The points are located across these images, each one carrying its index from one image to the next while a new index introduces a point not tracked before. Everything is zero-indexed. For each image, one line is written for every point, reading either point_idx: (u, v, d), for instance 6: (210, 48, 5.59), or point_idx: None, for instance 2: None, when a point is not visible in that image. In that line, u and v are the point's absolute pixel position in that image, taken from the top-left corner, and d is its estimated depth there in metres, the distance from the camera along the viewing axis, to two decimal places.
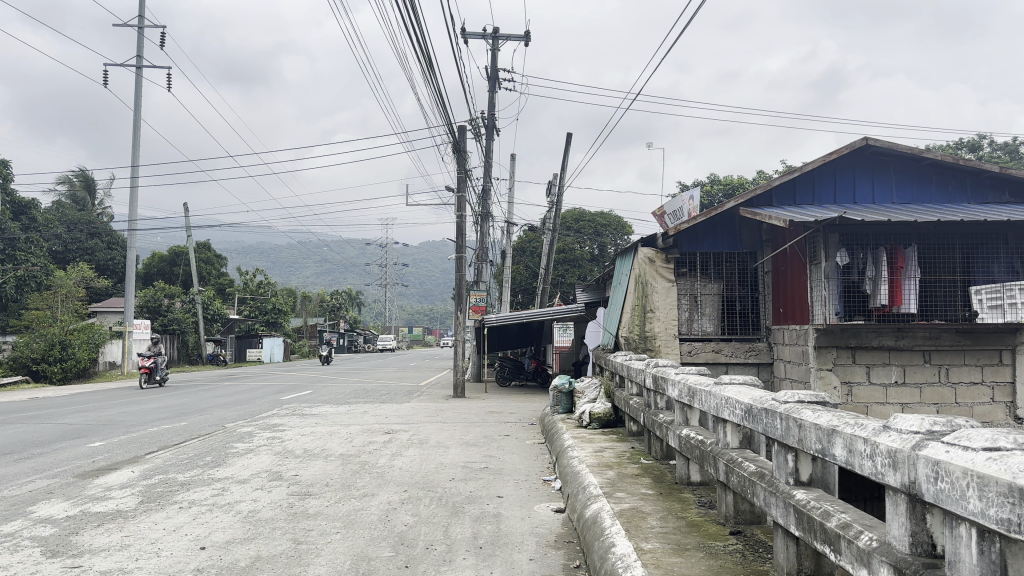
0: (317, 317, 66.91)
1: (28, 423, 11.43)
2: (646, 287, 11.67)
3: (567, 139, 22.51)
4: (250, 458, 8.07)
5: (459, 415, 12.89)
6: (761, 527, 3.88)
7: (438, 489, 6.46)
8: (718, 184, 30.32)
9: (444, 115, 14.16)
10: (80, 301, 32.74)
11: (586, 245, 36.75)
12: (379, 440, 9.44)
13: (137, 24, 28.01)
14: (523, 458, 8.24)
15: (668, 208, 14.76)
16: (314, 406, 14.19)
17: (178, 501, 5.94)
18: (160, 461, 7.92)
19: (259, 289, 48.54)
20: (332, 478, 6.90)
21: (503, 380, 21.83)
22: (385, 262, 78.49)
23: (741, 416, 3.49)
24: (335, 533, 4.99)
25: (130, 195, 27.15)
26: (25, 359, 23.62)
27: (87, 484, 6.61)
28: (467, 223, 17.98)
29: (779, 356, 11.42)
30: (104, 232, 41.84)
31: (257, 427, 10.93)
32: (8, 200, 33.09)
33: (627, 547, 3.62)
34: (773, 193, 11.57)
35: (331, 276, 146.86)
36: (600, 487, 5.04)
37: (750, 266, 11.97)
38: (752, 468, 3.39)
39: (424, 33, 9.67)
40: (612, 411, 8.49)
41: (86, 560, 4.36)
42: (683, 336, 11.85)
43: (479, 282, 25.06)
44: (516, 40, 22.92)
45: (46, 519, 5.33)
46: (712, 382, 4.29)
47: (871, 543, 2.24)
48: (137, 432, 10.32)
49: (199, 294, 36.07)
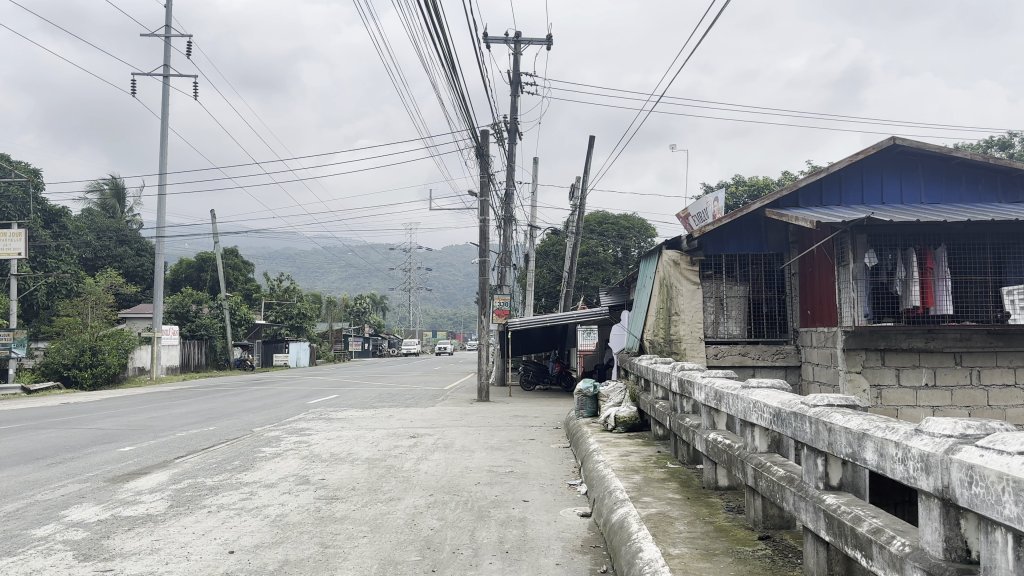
0: (343, 321, 67.52)
1: (62, 427, 11.72)
2: (671, 289, 11.67)
3: (591, 141, 22.46)
4: (278, 462, 8.17)
5: (483, 419, 12.88)
6: (790, 531, 3.83)
7: (463, 493, 6.48)
8: (742, 185, 30.15)
9: (466, 119, 14.20)
10: (110, 306, 33.38)
11: (609, 248, 36.68)
12: (404, 445, 9.48)
13: (165, 33, 28.45)
14: (548, 463, 8.22)
15: (692, 210, 14.66)
16: (341, 410, 14.31)
17: (206, 505, 6.00)
18: (189, 465, 8.02)
19: (285, 293, 49.01)
20: (358, 483, 6.92)
21: (527, 384, 21.67)
22: (409, 267, 78.79)
23: (769, 420, 3.45)
24: (361, 538, 5.01)
25: (159, 203, 27.41)
26: (56, 364, 24.09)
27: (117, 489, 6.70)
28: (490, 227, 17.99)
29: (807, 359, 11.29)
30: (133, 239, 42.36)
31: (284, 431, 11.01)
32: (40, 208, 33.87)
33: (654, 552, 3.60)
34: (800, 193, 11.48)
35: (355, 282, 147.99)
36: (627, 491, 5.01)
37: (777, 268, 11.84)
38: (781, 473, 3.36)
39: (446, 36, 9.69)
40: (637, 415, 8.42)
41: (117, 564, 4.41)
42: (709, 339, 11.80)
43: (503, 285, 25.01)
44: (539, 44, 22.99)
45: (77, 523, 5.41)
46: (740, 385, 4.25)
47: (904, 548, 2.20)
48: (167, 436, 10.45)
49: (226, 300, 36.53)
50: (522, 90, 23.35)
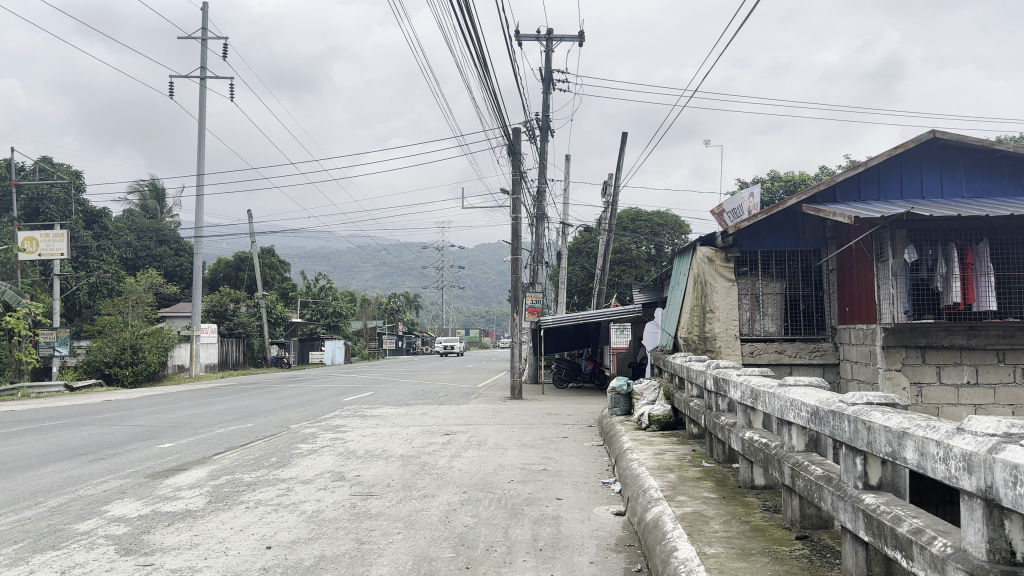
0: (378, 320, 68.09)
1: (103, 425, 11.94)
2: (706, 287, 11.55)
3: (623, 137, 22.35)
4: (314, 459, 8.24)
5: (516, 417, 12.91)
6: (828, 531, 3.77)
7: (497, 490, 6.48)
8: (778, 180, 29.81)
9: (499, 116, 14.22)
10: (150, 305, 33.96)
11: (642, 245, 36.50)
12: (438, 442, 9.51)
13: (201, 37, 28.84)
14: (582, 460, 8.19)
15: (728, 206, 14.53)
16: (376, 408, 14.43)
17: (244, 501, 6.08)
18: (228, 461, 8.13)
19: (321, 292, 49.58)
20: (393, 479, 6.98)
21: (559, 382, 21.68)
22: (442, 265, 79.22)
23: (807, 418, 3.40)
24: (396, 534, 5.04)
25: (197, 204, 27.82)
26: (98, 362, 24.63)
27: (157, 485, 6.81)
28: (522, 224, 17.98)
29: (845, 357, 11.12)
30: (173, 239, 43.15)
31: (319, 428, 11.13)
32: (82, 209, 34.61)
33: (690, 552, 3.58)
34: (837, 189, 11.31)
35: (389, 281, 149.15)
36: (661, 490, 4.98)
37: (815, 264, 11.68)
38: (818, 473, 3.31)
39: (477, 34, 9.74)
40: (672, 413, 8.37)
41: (157, 558, 4.49)
42: (745, 336, 11.69)
43: (535, 283, 24.93)
44: (571, 42, 22.93)
45: (118, 518, 5.52)
46: (776, 383, 4.19)
47: (946, 549, 2.15)
48: (205, 433, 10.60)
49: (263, 299, 36.98)
50: (555, 88, 23.32)
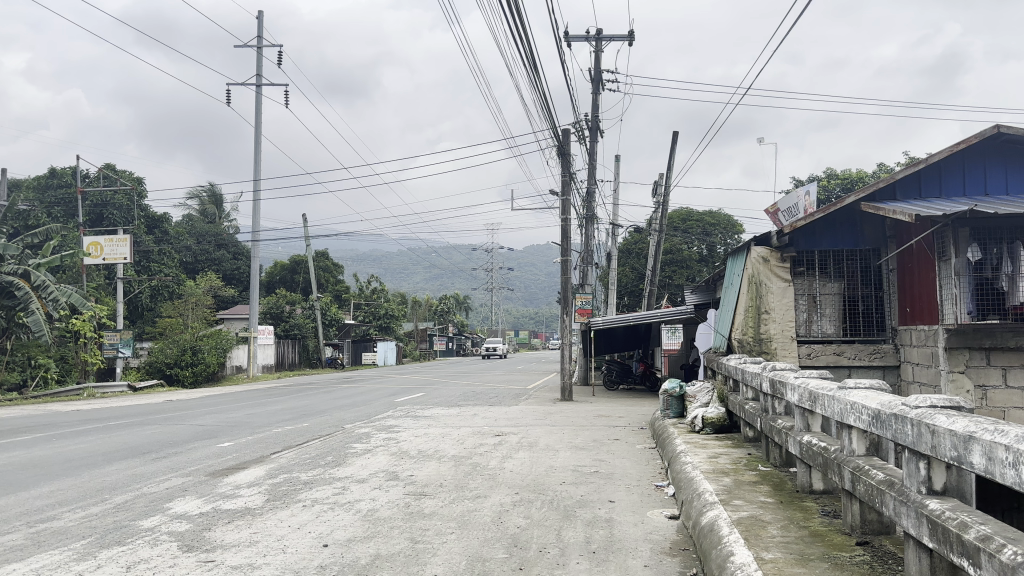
0: (428, 321, 68.68)
1: (166, 423, 12.29)
2: (761, 287, 11.39)
3: (674, 137, 22.13)
4: (368, 458, 8.34)
5: (567, 419, 12.88)
6: (890, 537, 3.68)
7: (549, 492, 6.47)
8: (834, 178, 29.20)
9: (548, 118, 14.22)
10: (209, 307, 34.79)
11: (694, 245, 36.12)
12: (489, 443, 9.55)
13: (257, 44, 29.46)
14: (634, 463, 8.14)
15: (783, 204, 14.29)
16: (428, 408, 14.54)
17: (301, 499, 6.18)
18: (285, 460, 8.29)
19: (373, 294, 50.22)
20: (445, 479, 7.03)
21: (610, 384, 21.55)
22: (492, 267, 79.56)
23: (868, 422, 3.32)
24: (450, 534, 5.07)
25: (253, 208, 28.43)
26: (159, 363, 25.36)
27: (217, 483, 6.98)
28: (571, 225, 17.93)
29: (906, 358, 10.85)
30: (230, 243, 44.17)
31: (373, 428, 11.26)
32: (144, 215, 35.66)
33: (747, 556, 3.52)
34: (896, 186, 11.01)
35: (439, 283, 150.31)
36: (716, 494, 4.91)
37: (874, 264, 11.41)
38: (880, 477, 3.23)
39: (528, 35, 9.76)
40: (726, 416, 8.25)
41: (218, 555, 4.60)
42: (802, 338, 11.49)
43: (585, 284, 24.84)
44: (620, 41, 22.79)
45: (180, 515, 5.67)
46: (835, 386, 4.10)
47: (1017, 557, 2.08)
48: (262, 433, 10.82)
49: (317, 302, 37.60)
50: (604, 89, 23.21)
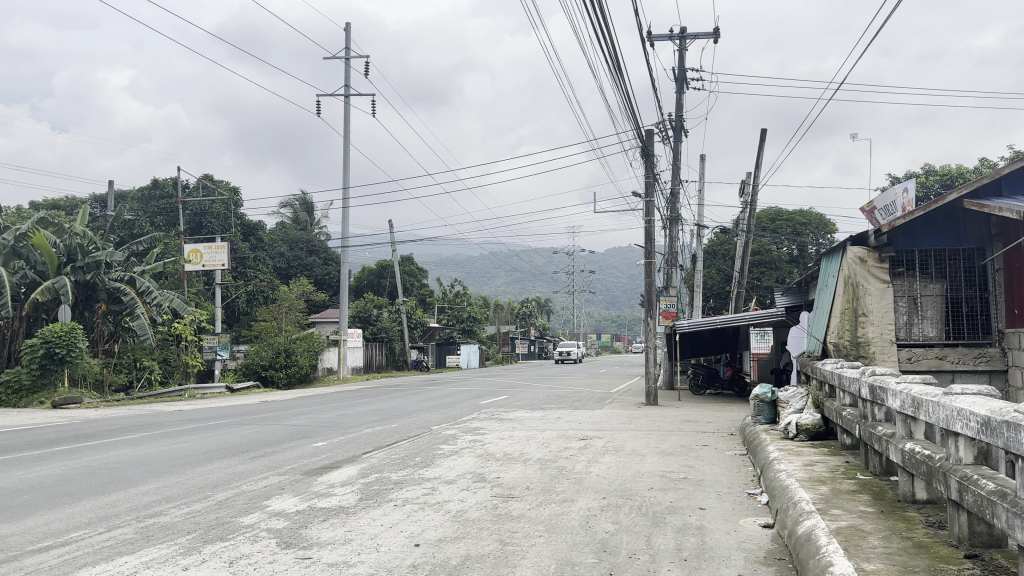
0: (512, 325, 69.09)
1: (263, 423, 12.76)
2: (857, 289, 11.00)
3: (761, 135, 21.62)
4: (455, 460, 8.45)
5: (654, 423, 12.73)
6: (1002, 551, 3.49)
7: (637, 497, 6.41)
8: (933, 174, 27.97)
9: (632, 118, 14.11)
10: (301, 312, 35.92)
11: (783, 246, 35.19)
12: (575, 447, 9.53)
13: (345, 55, 30.27)
14: (724, 469, 7.98)
15: (879, 203, 13.79)
16: (513, 411, 14.61)
17: (392, 499, 6.31)
18: (375, 460, 8.49)
19: (457, 298, 50.83)
20: (532, 482, 7.05)
21: (696, 388, 21.20)
22: (575, 270, 79.47)
23: (977, 429, 3.16)
24: (538, 537, 5.09)
25: (343, 215, 29.20)
26: (255, 365, 26.35)
27: (312, 481, 7.20)
28: (656, 227, 17.73)
29: (1015, 363, 10.31)
30: (321, 249, 45.49)
31: (460, 430, 11.40)
32: (240, 223, 37.09)
33: (847, 567, 3.41)
34: (1002, 181, 10.45)
35: (521, 287, 151.01)
36: (813, 503, 4.77)
37: (979, 264, 10.86)
38: (991, 487, 3.07)
39: (612, 36, 9.71)
40: (822, 423, 7.99)
41: (314, 552, 4.74)
42: (902, 341, 11.06)
43: (670, 287, 24.52)
44: (705, 39, 22.42)
45: (278, 513, 5.87)
46: (941, 392, 3.92)
47: None
48: (354, 433, 11.09)
49: (403, 306, 38.32)
50: (688, 88, 22.87)
